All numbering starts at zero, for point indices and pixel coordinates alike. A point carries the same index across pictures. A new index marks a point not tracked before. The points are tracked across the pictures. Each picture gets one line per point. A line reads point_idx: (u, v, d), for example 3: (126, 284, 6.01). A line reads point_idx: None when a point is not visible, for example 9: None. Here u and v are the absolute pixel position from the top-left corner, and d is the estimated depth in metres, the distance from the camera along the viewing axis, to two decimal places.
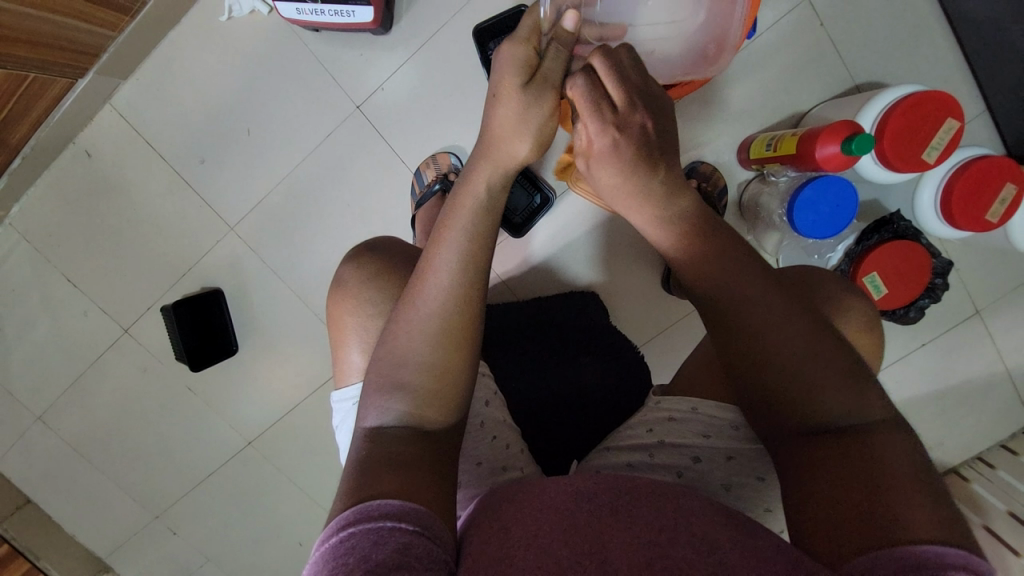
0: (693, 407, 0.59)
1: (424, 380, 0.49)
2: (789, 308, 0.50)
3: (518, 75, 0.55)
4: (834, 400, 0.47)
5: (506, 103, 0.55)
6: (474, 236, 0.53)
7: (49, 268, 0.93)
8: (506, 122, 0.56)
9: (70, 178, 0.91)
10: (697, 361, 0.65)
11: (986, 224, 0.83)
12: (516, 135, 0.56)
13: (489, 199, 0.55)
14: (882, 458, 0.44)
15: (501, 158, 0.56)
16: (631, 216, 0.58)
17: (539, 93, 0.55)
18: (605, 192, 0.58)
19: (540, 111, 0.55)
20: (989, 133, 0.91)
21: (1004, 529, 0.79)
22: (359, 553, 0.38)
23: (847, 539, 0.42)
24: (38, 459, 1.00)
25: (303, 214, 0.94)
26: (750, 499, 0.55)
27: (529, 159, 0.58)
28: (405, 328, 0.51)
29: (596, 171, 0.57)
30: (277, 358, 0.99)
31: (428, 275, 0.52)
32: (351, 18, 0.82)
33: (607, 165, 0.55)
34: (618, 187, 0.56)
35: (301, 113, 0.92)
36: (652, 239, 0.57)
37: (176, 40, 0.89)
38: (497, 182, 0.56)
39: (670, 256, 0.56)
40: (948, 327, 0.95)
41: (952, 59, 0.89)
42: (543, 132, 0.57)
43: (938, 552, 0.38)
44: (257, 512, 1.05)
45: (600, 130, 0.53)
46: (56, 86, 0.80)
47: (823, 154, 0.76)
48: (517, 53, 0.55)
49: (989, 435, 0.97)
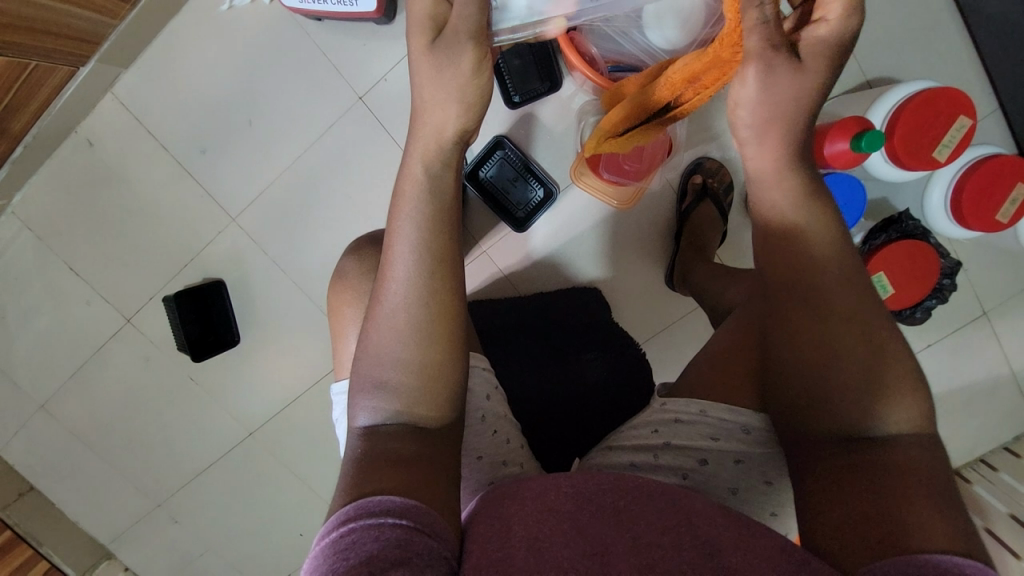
0: (702, 410, 0.57)
1: (405, 377, 0.49)
2: (835, 307, 0.47)
3: (425, 34, 0.50)
4: (847, 399, 0.46)
5: (419, 68, 0.51)
6: (427, 223, 0.51)
7: (51, 256, 0.93)
8: (428, 88, 0.51)
9: (73, 166, 0.91)
10: (705, 356, 0.63)
11: (997, 224, 0.83)
12: (438, 103, 0.51)
13: (429, 181, 0.52)
14: (903, 468, 0.43)
15: (429, 134, 0.52)
16: (778, 140, 0.50)
17: (449, 52, 0.49)
18: (776, 106, 0.48)
19: (458, 69, 0.50)
20: (1002, 130, 0.90)
21: (1005, 531, 0.79)
22: (358, 548, 0.38)
23: (860, 546, 0.42)
24: (40, 446, 1.00)
25: (305, 205, 0.94)
26: (756, 503, 0.55)
27: (463, 127, 0.52)
28: (376, 327, 0.50)
29: (810, 66, 0.47)
30: (278, 349, 0.99)
31: (387, 271, 0.50)
32: (354, 8, 0.82)
33: (827, 60, 0.48)
34: (807, 98, 0.48)
35: (303, 103, 0.91)
36: (779, 178, 0.50)
37: (178, 28, 0.88)
38: (433, 161, 0.52)
39: (785, 201, 0.50)
40: (955, 328, 0.94)
41: (966, 55, 0.88)
42: (468, 94, 0.51)
43: (956, 562, 0.38)
44: (258, 502, 1.06)
45: (849, 11, 0.46)
46: (57, 74, 0.79)
47: (832, 150, 0.75)
48: (420, 6, 0.50)
49: (992, 436, 0.96)
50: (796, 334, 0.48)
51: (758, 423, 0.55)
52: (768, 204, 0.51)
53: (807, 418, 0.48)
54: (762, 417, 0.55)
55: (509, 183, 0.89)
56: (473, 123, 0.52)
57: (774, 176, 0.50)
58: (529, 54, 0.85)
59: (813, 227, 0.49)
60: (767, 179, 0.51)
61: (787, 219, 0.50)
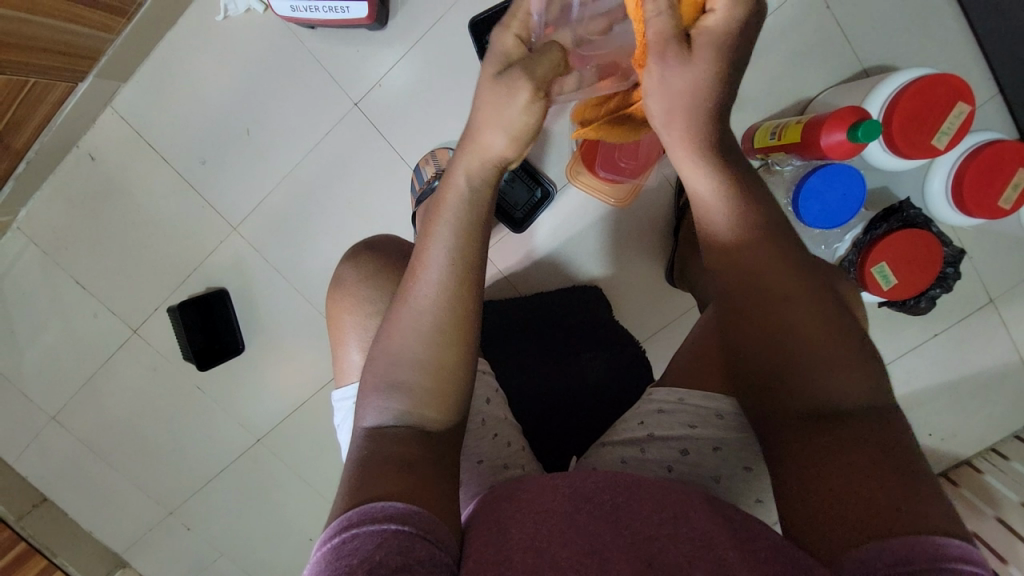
0: (680, 398, 0.58)
1: (421, 378, 0.49)
2: (805, 288, 0.47)
3: (495, 68, 0.53)
4: (843, 379, 0.45)
5: (483, 94, 0.52)
6: (464, 230, 0.51)
7: (57, 270, 0.95)
8: (484, 109, 0.52)
9: (74, 181, 0.92)
10: (684, 352, 0.63)
11: (999, 211, 0.81)
12: (490, 125, 0.51)
13: (472, 193, 0.52)
14: (884, 444, 0.43)
15: (482, 152, 0.52)
16: (687, 157, 0.50)
17: (509, 86, 0.50)
18: (675, 100, 0.49)
19: (514, 101, 0.50)
20: (1001, 116, 0.88)
21: (1017, 522, 0.78)
22: (361, 554, 0.39)
23: (846, 532, 0.40)
24: (52, 458, 1.01)
25: (304, 213, 0.95)
26: (738, 491, 0.55)
27: (507, 154, 0.53)
28: (397, 327, 0.50)
29: (698, 53, 0.47)
30: (283, 356, 0.99)
31: (419, 272, 0.51)
32: (345, 14, 0.82)
33: (717, 50, 0.47)
34: (705, 85, 0.48)
35: (298, 110, 0.91)
36: (703, 190, 0.50)
37: (172, 40, 0.89)
38: (477, 176, 0.53)
39: (711, 207, 0.50)
40: (961, 317, 0.93)
41: (963, 41, 0.86)
42: (518, 127, 0.51)
43: (939, 544, 0.37)
44: (268, 508, 1.07)
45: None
46: (55, 91, 0.80)
47: (828, 142, 0.74)
48: (507, 47, 0.53)
49: (1003, 425, 0.95)
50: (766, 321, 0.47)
51: (729, 408, 0.55)
52: (706, 222, 0.51)
53: (779, 403, 0.47)
54: (730, 401, 0.55)
55: (508, 184, 0.89)
56: (514, 159, 0.54)
57: (692, 166, 0.50)
58: None
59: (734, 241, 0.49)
60: (694, 178, 0.51)
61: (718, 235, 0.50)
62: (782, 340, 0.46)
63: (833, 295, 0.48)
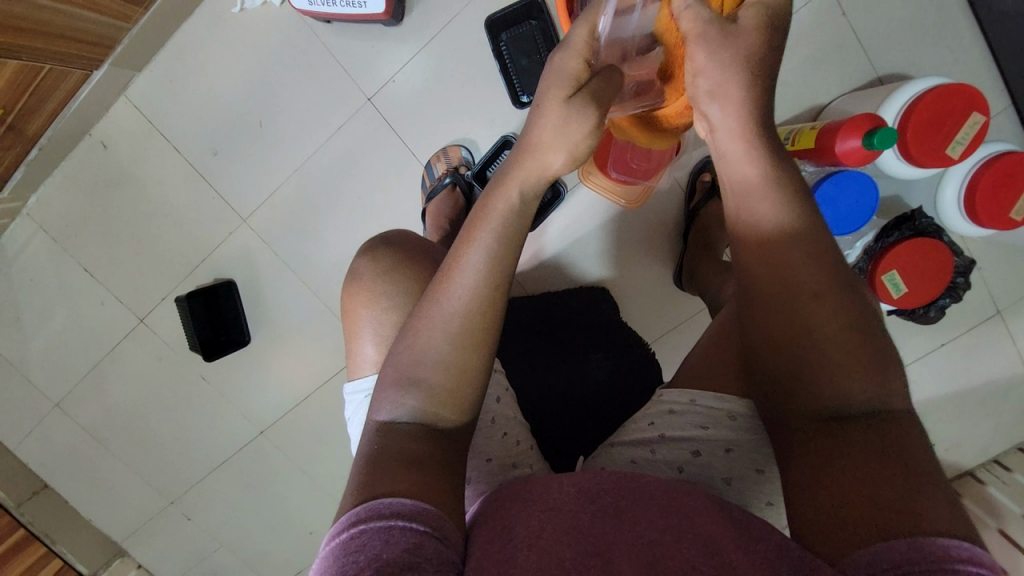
0: (692, 399, 0.58)
1: (442, 378, 0.49)
2: (827, 287, 0.46)
3: (566, 89, 0.53)
4: (858, 383, 0.44)
5: (548, 112, 0.53)
6: (503, 238, 0.51)
7: (65, 258, 0.95)
8: (548, 128, 0.52)
9: (85, 169, 0.92)
10: (698, 351, 0.64)
11: (1010, 222, 0.81)
12: (554, 146, 0.52)
13: (522, 205, 0.52)
14: (898, 452, 0.42)
15: (538, 166, 0.53)
16: (736, 141, 0.50)
17: (583, 108, 0.52)
18: (730, 79, 0.49)
19: (585, 124, 0.52)
20: (1014, 127, 0.88)
21: (1018, 533, 0.78)
22: (368, 551, 0.38)
23: (850, 535, 0.40)
24: (55, 445, 1.02)
25: (314, 207, 0.95)
26: (750, 493, 0.53)
27: (563, 172, 0.54)
28: (425, 326, 0.50)
29: (745, 27, 0.49)
30: (290, 349, 0.99)
31: (454, 274, 0.50)
32: (362, 9, 0.83)
33: (760, 28, 0.49)
34: (754, 56, 0.49)
35: (312, 104, 0.91)
36: (748, 178, 0.49)
37: (188, 31, 0.89)
38: (529, 189, 0.53)
39: (755, 195, 0.49)
40: (967, 328, 0.93)
41: (978, 51, 0.86)
42: (581, 150, 0.53)
43: (943, 545, 0.37)
44: (269, 501, 1.07)
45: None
46: (70, 78, 0.81)
47: (843, 148, 0.74)
48: (569, 67, 0.53)
49: (1007, 437, 0.94)
50: (789, 324, 0.47)
51: (744, 410, 0.55)
52: (750, 216, 0.49)
53: (795, 408, 0.47)
54: (746, 403, 0.55)
55: None
56: (566, 175, 0.55)
57: (746, 146, 0.49)
58: (538, 56, 0.87)
59: (783, 239, 0.47)
60: (741, 160, 0.49)
61: (761, 227, 0.48)
62: (804, 345, 0.46)
63: (859, 294, 0.47)
